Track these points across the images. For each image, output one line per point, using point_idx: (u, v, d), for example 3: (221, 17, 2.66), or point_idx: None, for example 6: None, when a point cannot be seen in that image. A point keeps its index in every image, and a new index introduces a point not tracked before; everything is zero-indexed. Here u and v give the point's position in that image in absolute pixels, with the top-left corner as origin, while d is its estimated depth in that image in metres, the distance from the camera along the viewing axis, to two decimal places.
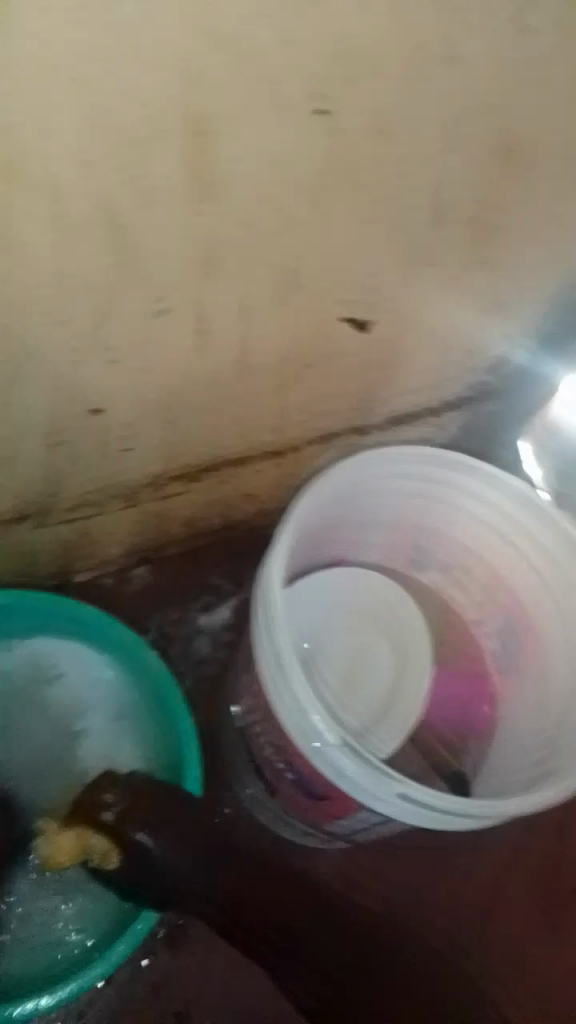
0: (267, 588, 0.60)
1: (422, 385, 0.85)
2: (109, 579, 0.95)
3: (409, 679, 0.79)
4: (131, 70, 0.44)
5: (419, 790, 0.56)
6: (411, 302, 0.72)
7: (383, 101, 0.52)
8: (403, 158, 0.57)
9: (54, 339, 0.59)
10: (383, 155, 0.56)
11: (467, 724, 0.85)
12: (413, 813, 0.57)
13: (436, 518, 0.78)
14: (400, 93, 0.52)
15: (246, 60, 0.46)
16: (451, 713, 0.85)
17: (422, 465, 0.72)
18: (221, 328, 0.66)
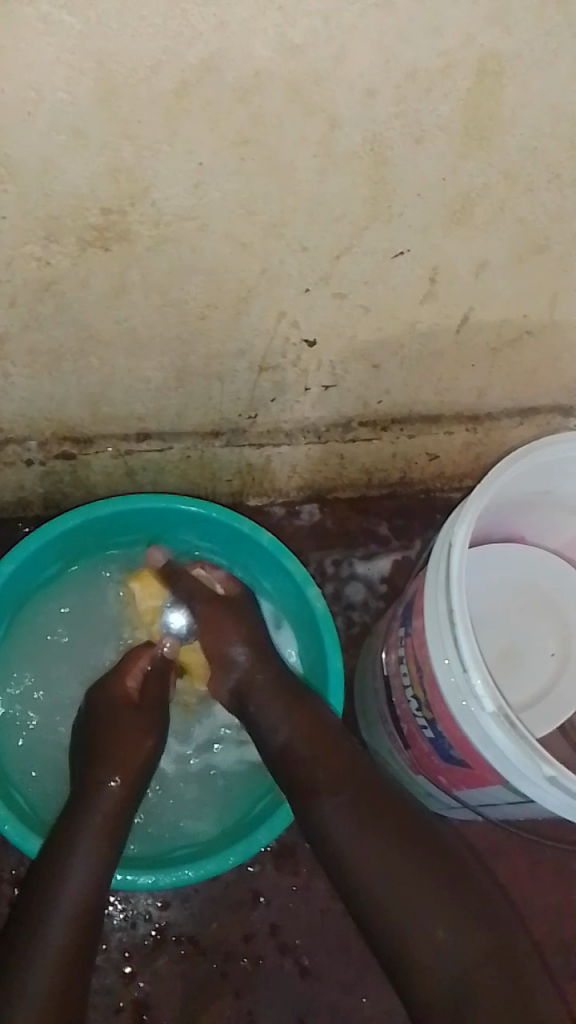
0: (452, 545, 0.59)
1: None
2: (280, 511, 0.97)
3: (565, 675, 0.79)
4: (434, 11, 0.44)
5: (560, 772, 0.54)
6: None
7: None
8: None
9: (292, 266, 0.61)
10: None
11: None
12: (550, 793, 0.56)
13: None
14: None
15: (551, 11, 0.45)
16: None
17: None
18: (453, 282, 0.65)
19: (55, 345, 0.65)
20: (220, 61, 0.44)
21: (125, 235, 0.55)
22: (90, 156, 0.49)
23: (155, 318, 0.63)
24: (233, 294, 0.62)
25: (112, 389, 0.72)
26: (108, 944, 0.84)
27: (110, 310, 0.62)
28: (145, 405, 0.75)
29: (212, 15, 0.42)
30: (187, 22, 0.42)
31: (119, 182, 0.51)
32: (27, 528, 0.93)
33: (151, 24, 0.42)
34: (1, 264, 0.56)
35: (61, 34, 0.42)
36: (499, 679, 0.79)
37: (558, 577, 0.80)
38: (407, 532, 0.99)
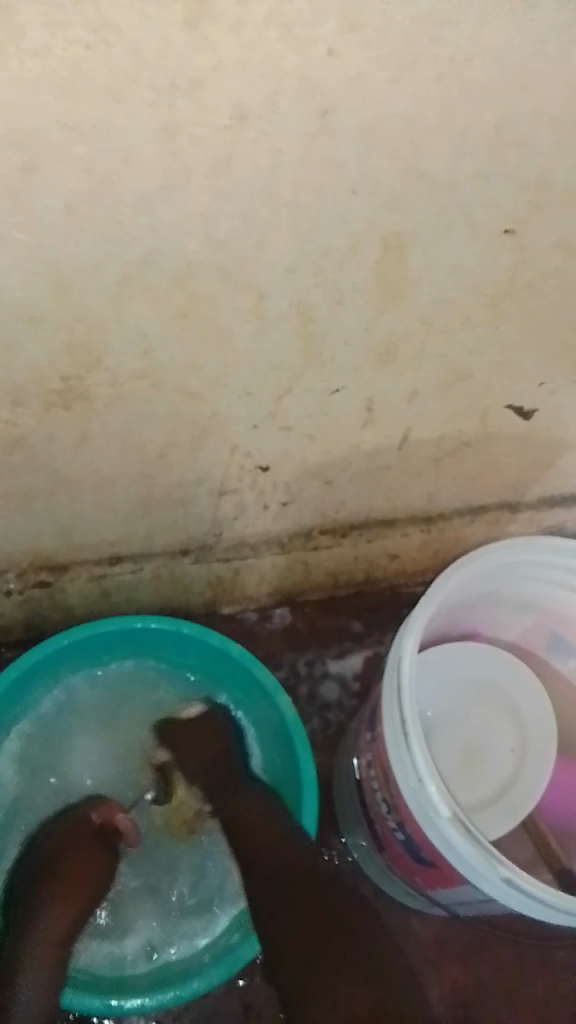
0: (402, 660, 0.63)
1: None
2: (252, 617, 1.01)
3: (523, 766, 0.83)
4: (339, 203, 0.50)
5: (512, 871, 0.58)
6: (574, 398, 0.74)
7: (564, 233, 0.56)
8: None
9: (239, 407, 0.66)
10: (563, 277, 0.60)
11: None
12: (504, 892, 0.59)
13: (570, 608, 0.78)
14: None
15: (441, 196, 0.51)
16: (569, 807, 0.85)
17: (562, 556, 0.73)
18: (389, 409, 0.71)
19: (26, 488, 0.70)
20: (156, 255, 0.51)
21: (84, 395, 0.61)
22: (48, 335, 0.55)
23: (116, 459, 0.69)
24: (187, 434, 0.68)
25: (82, 521, 0.76)
26: None
27: (75, 456, 0.67)
28: (114, 533, 0.80)
29: (146, 221, 0.49)
30: (123, 227, 0.49)
31: (75, 355, 0.57)
32: (9, 649, 0.96)
33: (93, 234, 0.49)
34: None
35: (13, 246, 0.49)
36: (459, 777, 0.82)
37: (510, 670, 0.85)
38: (376, 629, 1.03)
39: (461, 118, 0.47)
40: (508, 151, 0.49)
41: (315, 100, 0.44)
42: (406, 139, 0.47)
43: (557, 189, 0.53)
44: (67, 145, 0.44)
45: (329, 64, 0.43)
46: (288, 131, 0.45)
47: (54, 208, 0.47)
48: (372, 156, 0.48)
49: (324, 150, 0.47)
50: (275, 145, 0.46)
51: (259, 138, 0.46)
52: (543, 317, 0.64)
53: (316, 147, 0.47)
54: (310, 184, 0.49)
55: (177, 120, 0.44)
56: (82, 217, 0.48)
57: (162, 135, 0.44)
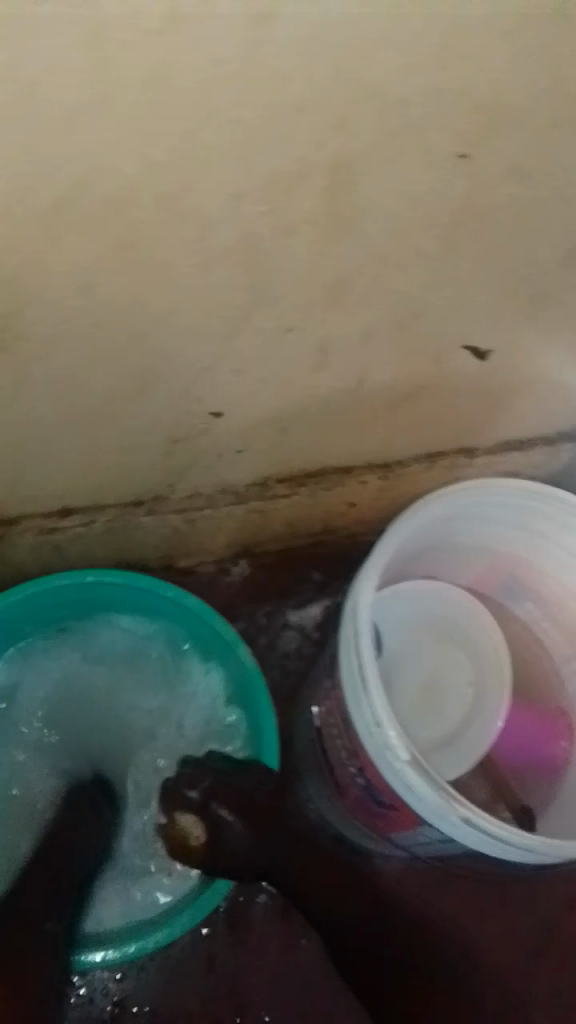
0: (356, 607, 0.63)
1: (541, 414, 0.86)
2: (210, 570, 0.99)
3: (484, 713, 0.80)
4: (284, 122, 0.47)
5: (467, 812, 0.58)
6: (531, 337, 0.73)
7: (519, 154, 0.53)
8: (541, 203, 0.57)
9: (187, 351, 0.64)
10: (516, 204, 0.57)
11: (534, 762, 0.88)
12: (459, 832, 0.60)
13: (523, 547, 0.78)
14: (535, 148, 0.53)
15: (391, 117, 0.49)
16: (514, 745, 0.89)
17: (514, 495, 0.72)
18: (342, 354, 0.69)
19: None
20: (89, 180, 0.47)
21: (22, 338, 0.58)
22: None
23: (58, 405, 0.66)
24: (134, 379, 0.66)
25: (28, 474, 0.74)
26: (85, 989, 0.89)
27: (18, 406, 0.65)
28: (61, 484, 0.77)
29: (76, 140, 0.45)
30: (54, 147, 0.45)
31: (10, 294, 0.54)
32: None
33: (20, 154, 0.45)
34: None
35: None
36: (418, 716, 0.80)
37: (461, 609, 0.83)
38: (336, 580, 1.02)
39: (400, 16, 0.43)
40: (488, 105, 0.49)
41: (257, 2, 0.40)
42: (347, 34, 0.43)
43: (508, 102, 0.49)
44: None
45: None
46: (238, 41, 0.42)
47: None
48: (318, 72, 0.45)
49: (250, 60, 0.43)
50: (210, 58, 0.42)
51: (186, 42, 0.41)
52: (500, 251, 0.61)
53: (239, 54, 0.43)
54: (280, 117, 0.47)
55: (105, 22, 0.39)
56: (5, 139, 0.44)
57: (91, 43, 0.40)
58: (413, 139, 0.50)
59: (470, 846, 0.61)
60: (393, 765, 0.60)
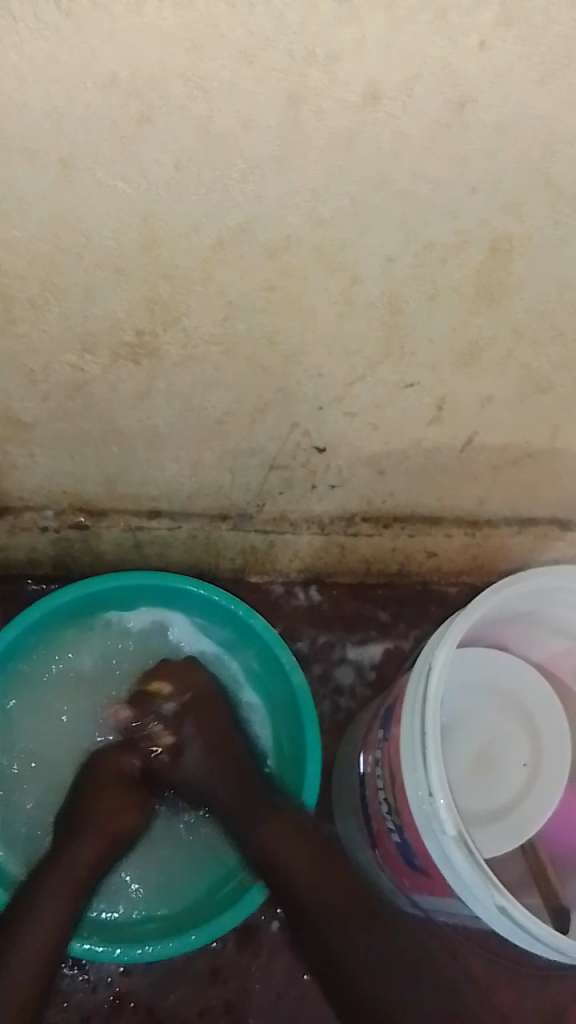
0: (430, 673, 0.63)
1: None
2: (279, 589, 0.99)
3: (537, 797, 0.77)
4: (455, 197, 0.47)
5: (504, 899, 0.57)
6: None
7: None
8: None
9: (308, 386, 0.64)
10: None
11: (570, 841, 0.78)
12: (491, 917, 0.59)
13: None
14: None
15: (562, 206, 0.48)
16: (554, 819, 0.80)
17: None
18: (459, 413, 0.69)
19: (80, 432, 0.69)
20: (253, 224, 0.48)
21: (155, 352, 0.59)
22: (129, 289, 0.53)
23: (175, 416, 0.67)
24: (250, 403, 0.66)
25: (129, 473, 0.75)
26: (66, 1003, 0.80)
27: (136, 411, 0.66)
28: (158, 488, 0.78)
29: (249, 188, 0.46)
30: (230, 189, 0.46)
31: (154, 312, 0.55)
32: (33, 583, 0.94)
33: (195, 193, 0.46)
34: (38, 367, 0.60)
35: (113, 196, 0.46)
36: (469, 782, 0.77)
37: (533, 684, 0.80)
38: (400, 623, 1.01)
39: None
40: None
41: (454, 89, 0.42)
42: (535, 126, 0.44)
43: None
44: (186, 100, 0.42)
45: (478, 55, 0.40)
46: (428, 113, 0.43)
47: (161, 162, 0.45)
48: (498, 158, 0.45)
49: (431, 136, 0.44)
50: (397, 131, 0.44)
51: (376, 117, 0.43)
52: None
53: (420, 130, 0.44)
54: (452, 186, 0.47)
55: (306, 90, 0.41)
56: (190, 175, 0.45)
57: (287, 104, 0.42)
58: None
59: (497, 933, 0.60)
60: (436, 837, 0.60)
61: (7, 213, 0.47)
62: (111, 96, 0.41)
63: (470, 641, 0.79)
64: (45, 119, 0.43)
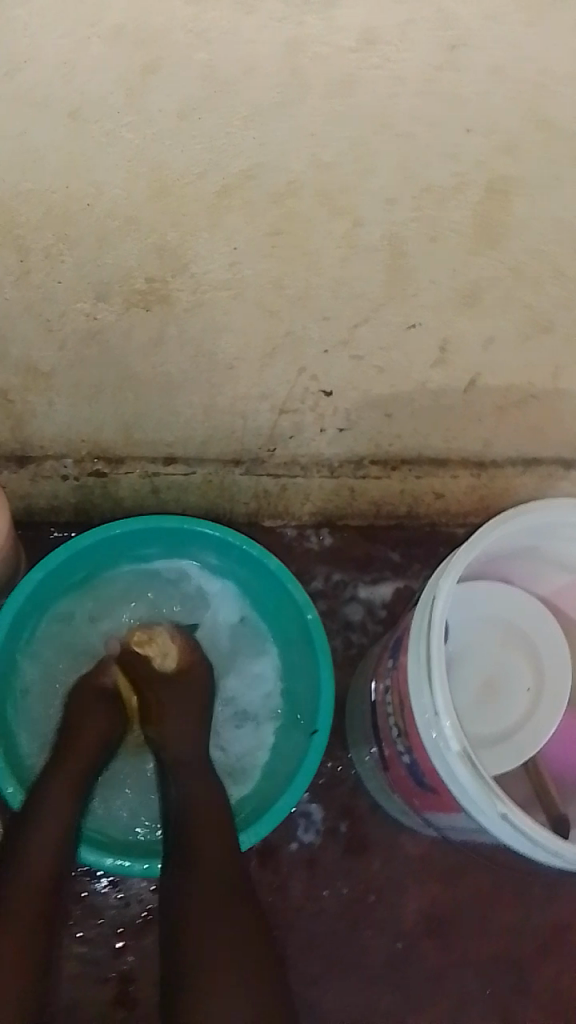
0: (434, 602, 0.66)
1: None
2: (291, 533, 1.02)
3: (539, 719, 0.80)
4: (451, 138, 0.49)
5: (506, 806, 0.61)
6: None
7: None
8: None
9: (315, 329, 0.66)
10: None
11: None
12: (494, 824, 0.63)
13: None
14: None
15: (557, 145, 0.50)
16: (557, 747, 0.83)
17: None
18: (463, 354, 0.71)
19: (96, 380, 0.71)
20: (258, 171, 0.50)
21: (166, 299, 0.61)
22: (140, 238, 0.55)
23: (188, 361, 0.69)
24: (260, 348, 0.68)
25: (144, 419, 0.78)
26: (101, 917, 0.86)
27: (150, 358, 0.69)
28: (172, 434, 0.81)
29: (255, 135, 0.48)
30: (232, 133, 0.48)
31: (164, 258, 0.57)
32: (55, 531, 0.98)
33: (201, 141, 0.48)
34: (55, 316, 0.63)
35: (122, 144, 0.48)
36: (474, 708, 0.81)
37: (537, 616, 0.83)
38: (410, 564, 1.04)
39: None
40: None
41: (446, 31, 0.45)
42: None
43: None
44: None
45: None
46: None
47: (166, 111, 0.47)
48: None
49: None
50: None
51: None
52: None
53: (412, 70, 0.47)
54: (448, 125, 0.48)
55: (304, 37, 0.45)
56: (195, 124, 0.47)
57: (287, 51, 0.45)
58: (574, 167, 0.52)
59: (502, 840, 0.64)
60: (443, 752, 0.64)
61: (22, 165, 0.50)
62: None
63: (478, 576, 0.82)
64: None
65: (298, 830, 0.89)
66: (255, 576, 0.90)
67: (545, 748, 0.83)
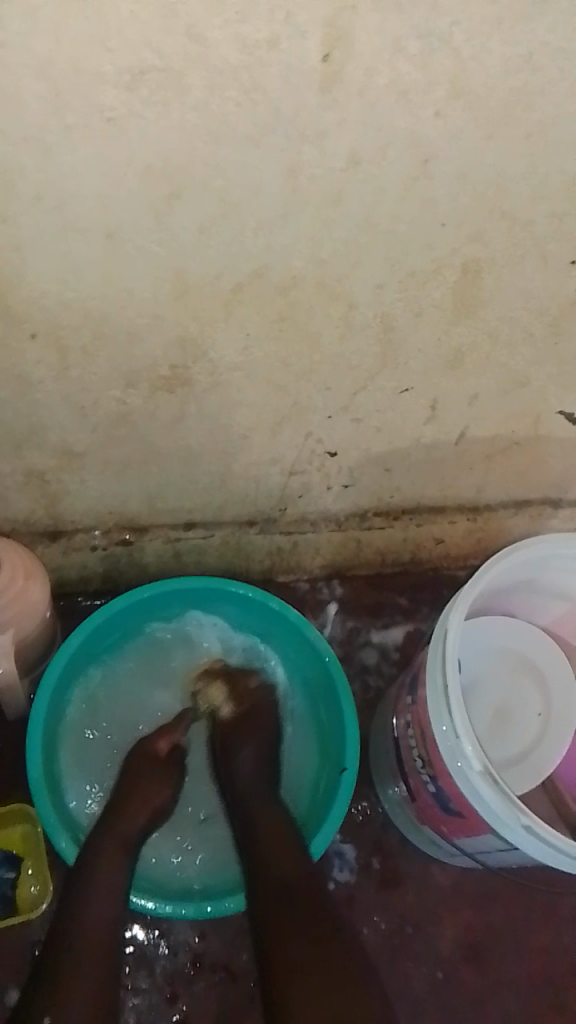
0: (446, 634, 0.72)
1: None
2: (304, 586, 1.09)
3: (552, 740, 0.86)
4: (428, 233, 0.58)
5: (529, 817, 0.66)
6: None
7: None
8: None
9: (319, 399, 0.74)
10: None
11: None
12: (520, 836, 0.68)
13: None
14: None
15: (518, 232, 0.59)
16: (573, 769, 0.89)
17: None
18: (451, 411, 0.79)
19: (124, 457, 0.79)
20: (266, 269, 0.59)
21: (187, 382, 0.70)
22: (165, 332, 0.64)
23: (207, 434, 0.77)
24: (270, 418, 0.76)
25: (166, 489, 0.86)
26: (152, 969, 0.89)
27: (172, 434, 0.76)
28: (192, 500, 0.88)
29: (265, 241, 0.57)
30: (243, 241, 0.57)
31: (185, 348, 0.65)
32: (83, 599, 1.04)
33: (217, 250, 0.57)
34: (89, 404, 0.71)
35: (151, 257, 0.57)
36: (491, 734, 0.87)
37: (541, 644, 0.89)
38: (418, 607, 1.10)
39: (534, 160, 0.54)
40: None
41: (419, 151, 0.52)
42: (487, 171, 0.54)
43: None
44: (208, 179, 0.52)
45: (435, 123, 0.51)
46: (395, 170, 0.53)
47: (188, 228, 0.55)
48: (462, 198, 0.56)
49: (404, 192, 0.55)
50: (377, 186, 0.54)
51: (358, 177, 0.53)
52: None
53: (393, 186, 0.55)
54: (425, 222, 0.57)
55: (301, 163, 0.52)
56: (212, 236, 0.56)
57: (289, 176, 0.53)
58: (534, 249, 0.60)
59: (529, 852, 0.69)
60: (467, 772, 0.69)
61: (66, 279, 0.58)
62: (148, 181, 0.52)
63: (483, 611, 0.88)
64: (97, 204, 0.53)
65: (334, 869, 0.93)
66: (275, 627, 0.96)
67: (559, 767, 0.88)
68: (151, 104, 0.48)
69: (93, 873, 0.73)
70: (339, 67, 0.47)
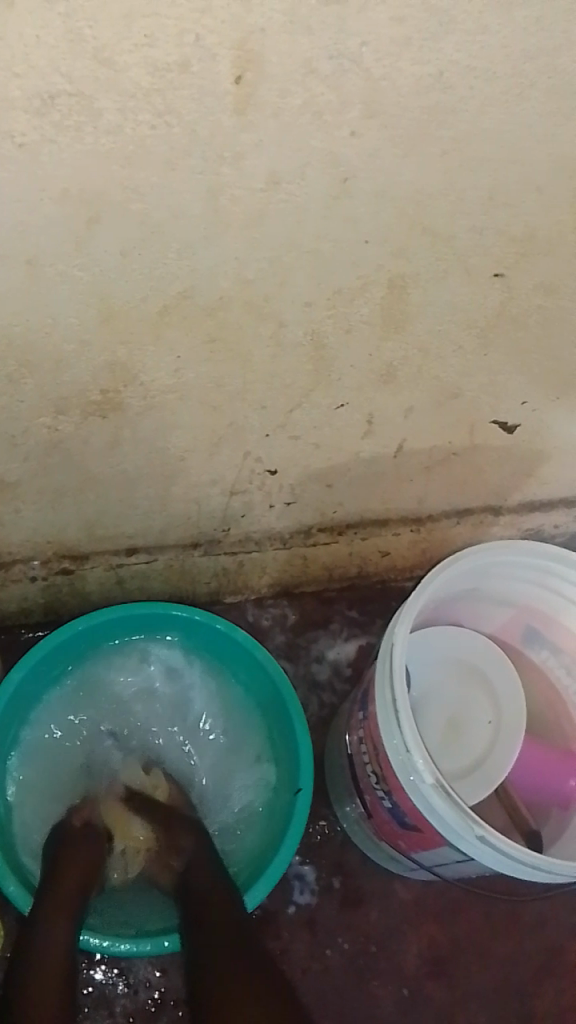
0: (393, 649, 0.72)
1: (560, 479, 0.95)
2: (252, 605, 1.08)
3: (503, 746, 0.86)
4: (353, 250, 0.58)
5: (482, 827, 0.66)
6: (549, 419, 0.83)
7: (545, 274, 0.64)
8: (558, 314, 0.68)
9: (255, 418, 0.74)
10: (540, 314, 0.68)
11: (548, 794, 0.88)
12: (475, 846, 0.68)
13: (543, 603, 0.84)
14: (558, 270, 0.63)
15: (441, 247, 0.59)
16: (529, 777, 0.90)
17: (531, 555, 0.79)
18: (388, 424, 0.79)
19: (60, 485, 0.77)
20: (192, 291, 0.58)
21: (120, 406, 0.69)
22: (92, 358, 0.63)
23: (143, 458, 0.76)
24: (206, 439, 0.76)
25: (105, 515, 0.84)
26: (112, 1009, 0.86)
27: (108, 460, 0.75)
28: (132, 525, 0.87)
29: (189, 263, 0.56)
30: (167, 264, 0.56)
31: (115, 372, 0.64)
32: (26, 631, 1.01)
33: (141, 273, 0.56)
34: (20, 432, 0.69)
35: (74, 282, 0.56)
36: (443, 744, 0.87)
37: (488, 651, 0.90)
38: (367, 621, 1.10)
39: (451, 176, 0.54)
40: (518, 239, 0.60)
41: (338, 170, 0.53)
42: (406, 188, 0.55)
43: (535, 239, 0.60)
44: (126, 203, 0.52)
45: (351, 142, 0.51)
46: (315, 189, 0.53)
47: (110, 252, 0.55)
48: (383, 216, 0.56)
49: (325, 209, 0.55)
50: (298, 204, 0.54)
51: (278, 197, 0.53)
52: (526, 347, 0.72)
53: (314, 204, 0.55)
54: (348, 240, 0.57)
55: (221, 184, 0.52)
56: (134, 259, 0.55)
57: (209, 198, 0.53)
58: (458, 263, 0.61)
59: (485, 861, 0.69)
60: (420, 786, 0.69)
61: None
62: (66, 206, 0.51)
63: (429, 622, 0.89)
64: (14, 230, 0.52)
65: (294, 892, 0.92)
66: (223, 650, 0.95)
67: (513, 774, 0.89)
68: (63, 130, 0.47)
69: (43, 916, 0.71)
70: (254, 89, 0.47)
